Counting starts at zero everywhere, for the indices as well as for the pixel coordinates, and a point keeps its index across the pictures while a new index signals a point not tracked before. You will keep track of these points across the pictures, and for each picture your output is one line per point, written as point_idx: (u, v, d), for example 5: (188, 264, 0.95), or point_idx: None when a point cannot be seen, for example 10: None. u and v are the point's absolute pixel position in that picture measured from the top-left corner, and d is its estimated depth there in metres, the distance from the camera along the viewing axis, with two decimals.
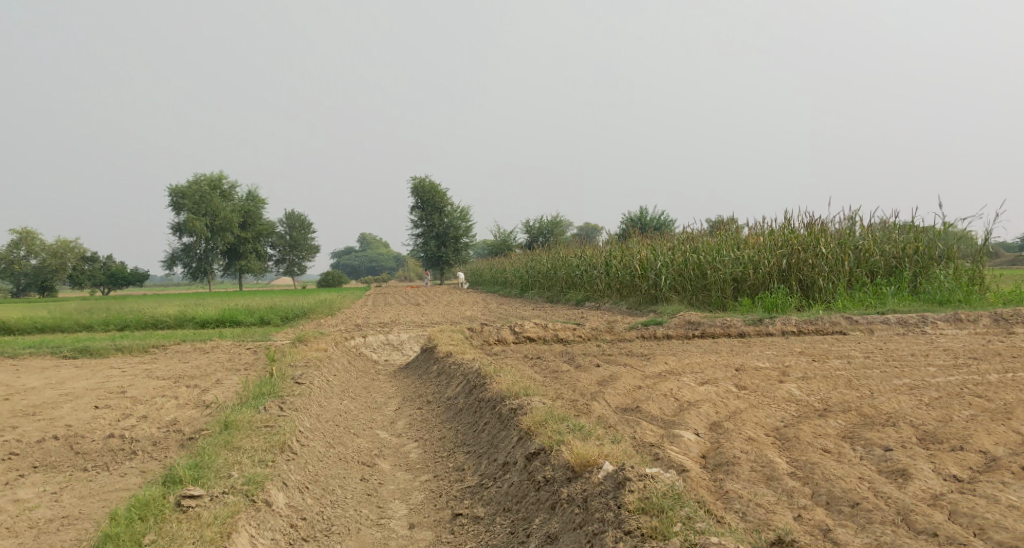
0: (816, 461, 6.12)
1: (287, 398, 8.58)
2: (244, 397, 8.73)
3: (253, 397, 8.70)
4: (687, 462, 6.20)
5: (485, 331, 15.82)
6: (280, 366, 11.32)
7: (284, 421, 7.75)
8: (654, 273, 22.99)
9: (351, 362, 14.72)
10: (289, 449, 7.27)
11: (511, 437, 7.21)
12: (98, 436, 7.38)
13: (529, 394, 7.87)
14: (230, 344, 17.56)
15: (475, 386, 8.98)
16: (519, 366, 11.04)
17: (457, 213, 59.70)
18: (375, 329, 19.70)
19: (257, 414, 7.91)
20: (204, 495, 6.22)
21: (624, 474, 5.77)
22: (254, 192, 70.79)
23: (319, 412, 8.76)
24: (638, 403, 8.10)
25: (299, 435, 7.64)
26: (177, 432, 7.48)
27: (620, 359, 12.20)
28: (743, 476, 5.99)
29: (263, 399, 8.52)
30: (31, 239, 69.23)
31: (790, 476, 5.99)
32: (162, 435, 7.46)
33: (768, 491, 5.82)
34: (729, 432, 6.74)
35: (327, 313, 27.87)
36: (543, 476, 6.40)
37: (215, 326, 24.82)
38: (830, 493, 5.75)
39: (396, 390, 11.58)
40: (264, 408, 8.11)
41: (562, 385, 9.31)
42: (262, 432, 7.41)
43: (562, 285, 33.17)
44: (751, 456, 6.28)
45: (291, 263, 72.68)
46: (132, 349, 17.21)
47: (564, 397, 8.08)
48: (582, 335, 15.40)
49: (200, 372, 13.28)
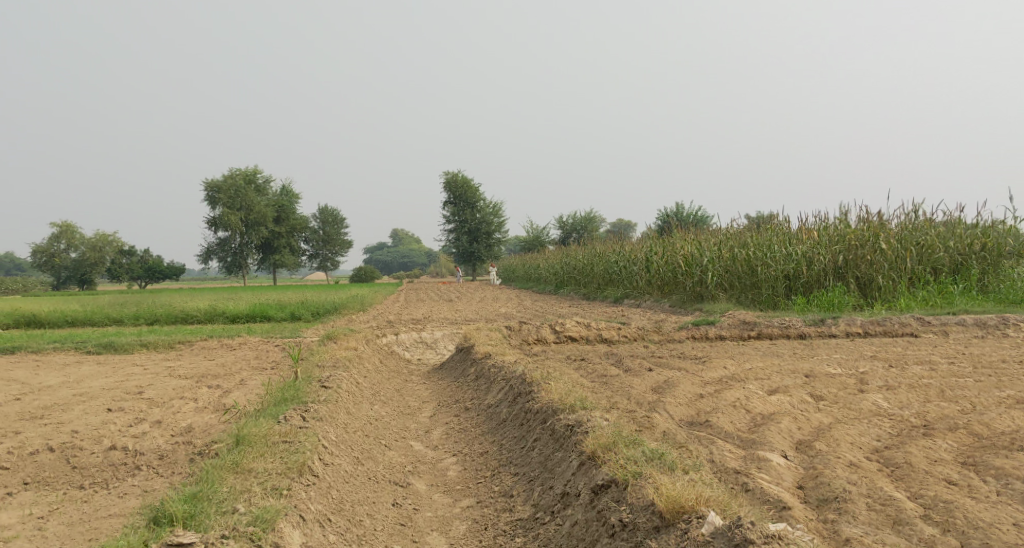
0: (951, 499, 5.25)
1: (311, 404, 7.76)
2: (265, 402, 7.93)
3: (274, 403, 7.90)
4: (788, 500, 5.33)
5: (524, 329, 14.96)
6: (306, 366, 10.56)
7: (305, 436, 6.92)
8: (700, 269, 21.96)
9: (381, 362, 13.92)
10: (308, 473, 6.44)
11: (569, 462, 6.34)
12: (98, 448, 6.72)
13: (585, 407, 6.97)
14: (258, 341, 16.86)
15: (519, 394, 8.11)
16: (565, 370, 10.17)
17: (490, 208, 58.88)
18: (408, 326, 18.91)
19: (276, 425, 7.08)
20: (198, 541, 5.34)
21: (744, 535, 4.88)
22: (289, 187, 70.63)
23: (346, 420, 7.94)
24: (707, 417, 7.18)
25: (321, 452, 6.82)
26: (187, 445, 6.79)
27: (673, 363, 11.27)
28: (863, 519, 5.12)
29: (284, 406, 7.71)
30: (71, 232, 69.65)
31: (923, 520, 5.11)
32: (171, 448, 6.78)
33: (899, 540, 4.95)
34: (827, 456, 5.86)
35: (359, 309, 27.19)
36: (617, 520, 5.50)
37: (246, 321, 24.22)
38: (980, 544, 4.89)
39: (432, 393, 10.75)
40: (284, 417, 7.27)
41: (616, 392, 8.43)
42: (278, 450, 6.56)
43: (600, 281, 32.18)
44: (864, 489, 5.42)
45: (325, 258, 72.47)
46: (158, 345, 16.58)
47: (621, 409, 7.19)
48: (628, 335, 14.46)
49: (223, 371, 12.55)
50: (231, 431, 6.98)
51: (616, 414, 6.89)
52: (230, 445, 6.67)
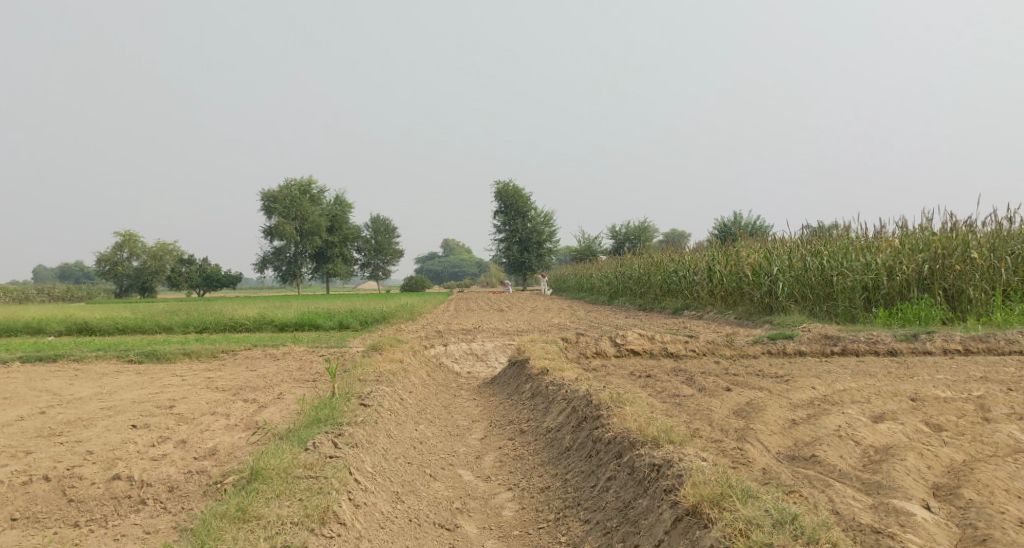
0: None
1: (346, 427, 6.85)
2: (296, 423, 7.04)
3: (306, 424, 7.00)
4: None
5: (583, 341, 13.92)
6: (347, 380, 9.68)
7: (333, 469, 6.05)
8: (768, 279, 20.79)
9: (429, 375, 13.01)
10: (332, 521, 5.56)
11: (658, 517, 5.32)
12: (100, 476, 6.13)
13: (671, 442, 5.93)
14: (303, 351, 16.10)
15: (585, 420, 7.11)
16: (632, 390, 9.14)
17: (542, 217, 57.92)
18: (459, 337, 18.02)
19: (302, 454, 6.20)
20: None
21: None
22: (342, 197, 70.68)
23: (386, 446, 7.05)
24: (811, 449, 6.12)
25: (351, 491, 5.97)
26: (201, 475, 6.18)
27: (752, 383, 10.15)
28: None
29: (316, 427, 6.83)
30: (133, 242, 70.60)
31: None
32: (181, 477, 6.18)
33: None
34: (989, 512, 4.90)
35: (407, 318, 26.44)
36: None
37: (295, 330, 23.63)
38: None
39: (483, 412, 9.78)
40: (313, 445, 6.39)
41: (697, 418, 7.41)
42: (298, 491, 5.71)
43: (657, 292, 30.95)
44: None
45: (377, 267, 72.33)
46: (201, 354, 15.88)
47: (705, 441, 6.16)
48: (696, 350, 13.35)
49: (262, 384, 11.74)
50: (251, 459, 6.13)
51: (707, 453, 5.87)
52: (245, 482, 5.84)
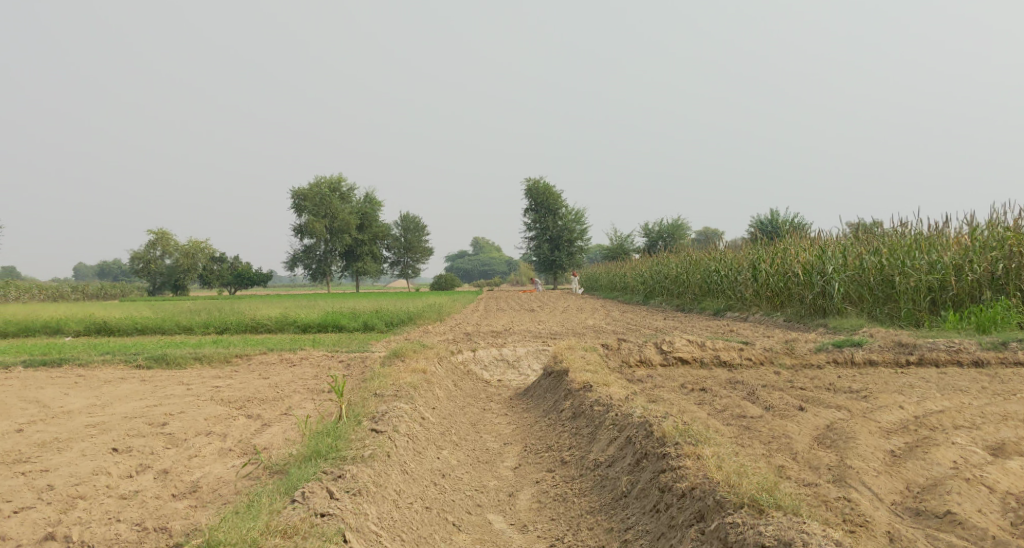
0: None
1: (351, 469, 5.86)
2: (292, 460, 6.06)
3: (305, 461, 6.02)
4: None
5: (624, 347, 12.70)
6: (361, 396, 8.54)
7: (316, 537, 5.05)
8: (823, 279, 19.56)
9: (456, 386, 11.86)
10: None
11: None
12: (36, 534, 5.24)
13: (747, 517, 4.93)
14: (322, 356, 14.99)
15: (644, 457, 6.05)
16: (689, 411, 7.94)
17: (573, 215, 56.52)
18: (490, 340, 16.86)
19: (281, 515, 5.24)
20: None
21: None
22: (371, 195, 69.90)
23: (399, 486, 6.08)
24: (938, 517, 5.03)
25: None
26: (159, 533, 5.24)
27: (826, 402, 8.95)
28: None
29: (313, 468, 5.87)
30: (166, 239, 70.36)
31: None
32: (135, 534, 5.26)
33: None
34: None
35: (435, 319, 25.32)
36: None
37: (318, 330, 22.59)
38: None
39: (515, 433, 8.65)
40: (301, 499, 5.43)
41: (775, 455, 6.23)
42: None
43: (696, 292, 29.58)
44: None
45: (407, 266, 71.57)
46: (214, 357, 14.79)
47: (787, 499, 5.05)
48: (752, 359, 12.23)
49: (273, 395, 10.63)
50: (218, 522, 5.16)
51: (818, 536, 4.72)
52: None
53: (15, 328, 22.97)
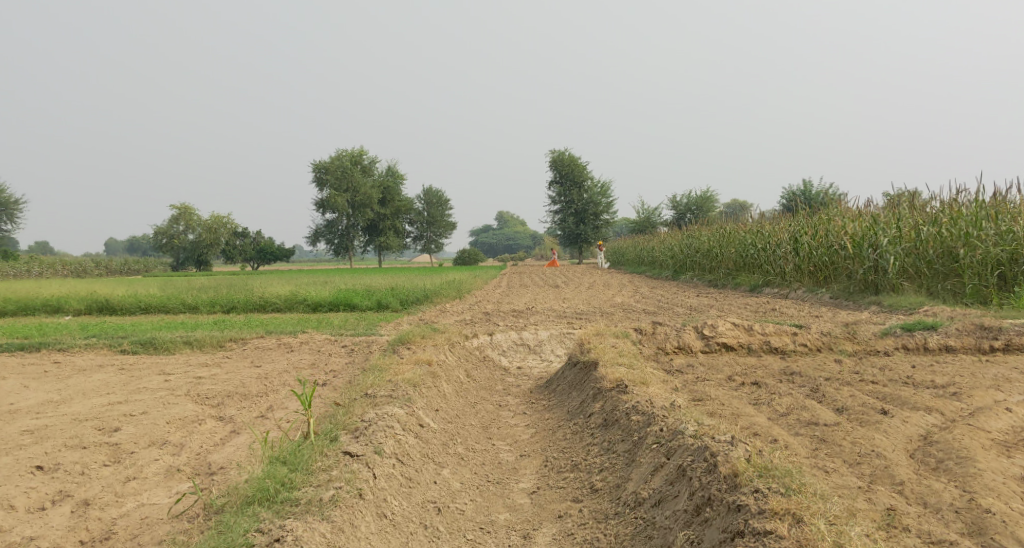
0: None
1: (296, 519, 5.20)
2: (236, 501, 5.43)
3: (247, 504, 5.40)
4: None
5: (660, 332, 11.20)
6: (349, 401, 7.15)
7: None
8: (876, 253, 17.97)
9: (469, 378, 10.46)
10: None
11: None
12: None
13: None
14: (325, 341, 13.57)
15: (710, 501, 5.09)
16: (752, 426, 6.46)
17: (598, 187, 54.76)
18: (510, 320, 15.44)
19: None
20: None
21: None
22: (393, 169, 68.48)
23: (371, 541, 5.30)
24: None
25: None
26: None
27: (911, 402, 7.46)
28: None
29: (254, 515, 5.25)
30: (189, 214, 69.48)
31: None
32: None
33: None
34: None
35: (454, 296, 23.89)
36: None
37: (330, 309, 21.26)
38: None
39: (534, 442, 7.27)
40: None
41: (873, 513, 4.90)
42: None
43: (730, 266, 27.90)
44: None
45: (429, 240, 70.23)
46: (206, 341, 13.37)
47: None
48: (808, 345, 10.76)
49: (259, 389, 9.28)
50: None
51: None
52: None
53: (13, 308, 21.73)
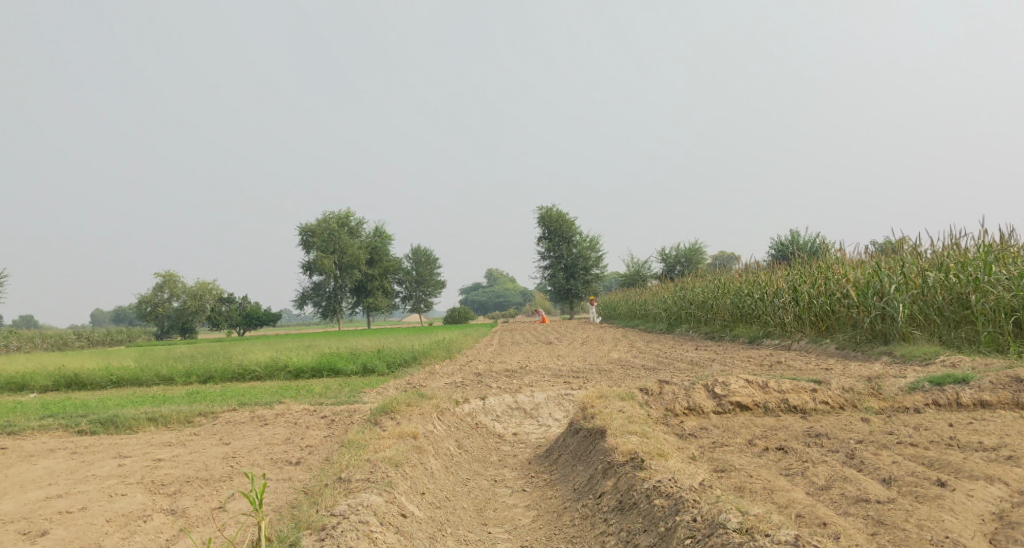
0: None
1: None
2: None
3: None
4: None
5: (668, 392, 10.24)
6: (320, 488, 6.18)
7: None
8: (881, 301, 17.15)
9: (460, 450, 9.45)
10: None
11: None
12: None
13: None
14: (303, 412, 12.52)
15: None
16: (792, 509, 5.50)
17: (587, 242, 54.15)
18: (502, 382, 14.45)
19: None
20: None
21: None
22: (380, 229, 67.85)
23: None
24: None
25: None
26: None
27: (967, 470, 6.50)
28: None
29: None
30: (173, 281, 68.17)
31: None
32: None
33: None
34: None
35: (443, 357, 22.86)
36: None
37: (312, 376, 20.19)
38: None
39: (536, 530, 6.28)
40: None
41: None
42: None
43: (727, 318, 27.05)
44: None
45: (418, 300, 69.25)
46: (172, 416, 12.31)
47: None
48: (831, 402, 9.81)
49: (222, 473, 8.27)
50: None
51: None
52: None
53: None
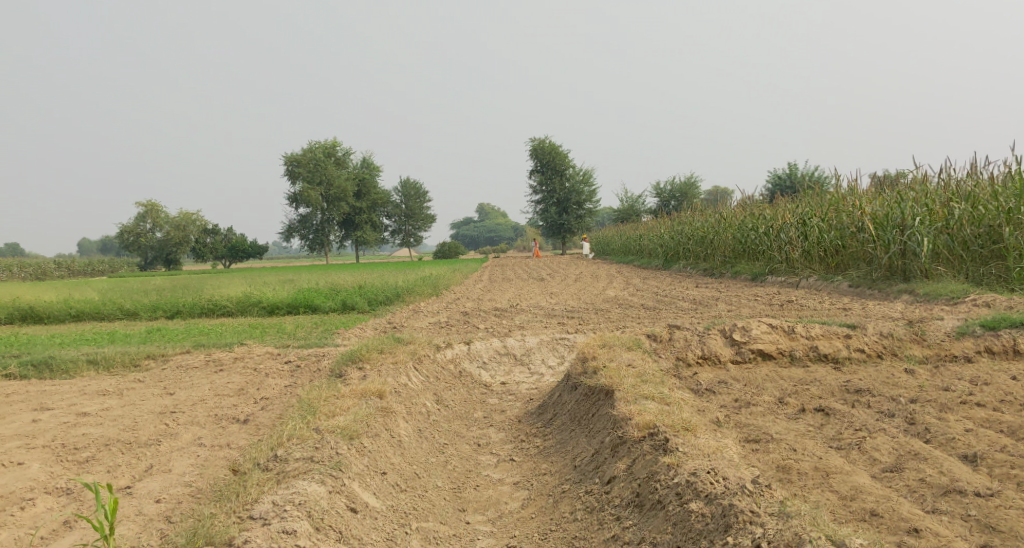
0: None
1: None
2: None
3: None
4: None
5: (679, 339, 8.90)
6: (242, 485, 5.11)
7: None
8: (901, 235, 15.78)
9: (439, 406, 8.15)
10: None
11: None
12: None
13: None
14: (266, 356, 11.14)
15: None
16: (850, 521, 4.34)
17: (580, 175, 52.42)
18: (490, 322, 13.07)
19: None
20: None
21: None
22: (369, 161, 65.84)
23: None
24: None
25: None
26: None
27: None
28: None
29: None
30: (157, 212, 66.01)
31: None
32: None
33: None
34: None
35: (429, 294, 21.44)
36: None
37: (286, 313, 18.82)
38: None
39: (527, 520, 5.20)
40: None
41: None
42: None
43: (727, 254, 25.66)
44: None
45: (407, 234, 67.65)
46: (119, 359, 10.93)
47: None
48: (868, 351, 8.47)
49: (152, 434, 6.95)
50: None
51: None
52: None
53: None
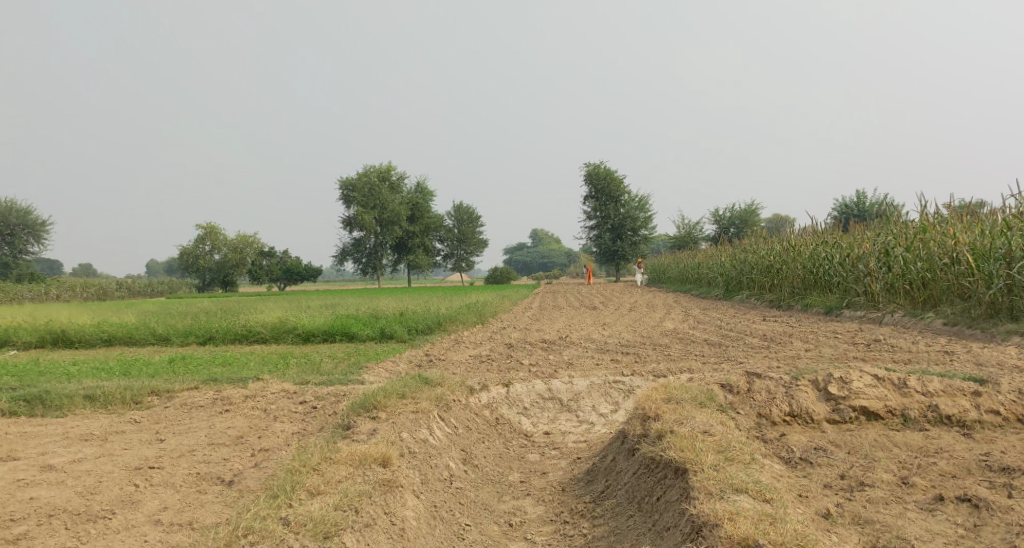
0: None
1: None
2: None
3: None
4: None
5: (760, 390, 7.30)
6: None
7: None
8: (1005, 270, 13.89)
9: (466, 467, 6.73)
10: None
11: None
12: None
13: None
14: (281, 395, 9.79)
15: None
16: None
17: (636, 201, 50.71)
18: (536, 358, 11.57)
19: None
20: None
21: None
22: (423, 185, 65.18)
23: None
24: None
25: None
26: None
27: None
28: None
29: None
30: (215, 234, 66.22)
31: None
32: None
33: None
34: None
35: (475, 323, 20.01)
36: None
37: (322, 341, 17.63)
38: None
39: None
40: None
41: None
42: None
43: (797, 285, 23.72)
44: None
45: (460, 258, 66.63)
46: (119, 395, 9.71)
47: None
48: (1003, 414, 6.77)
49: (112, 499, 5.66)
50: None
51: None
52: None
53: None
